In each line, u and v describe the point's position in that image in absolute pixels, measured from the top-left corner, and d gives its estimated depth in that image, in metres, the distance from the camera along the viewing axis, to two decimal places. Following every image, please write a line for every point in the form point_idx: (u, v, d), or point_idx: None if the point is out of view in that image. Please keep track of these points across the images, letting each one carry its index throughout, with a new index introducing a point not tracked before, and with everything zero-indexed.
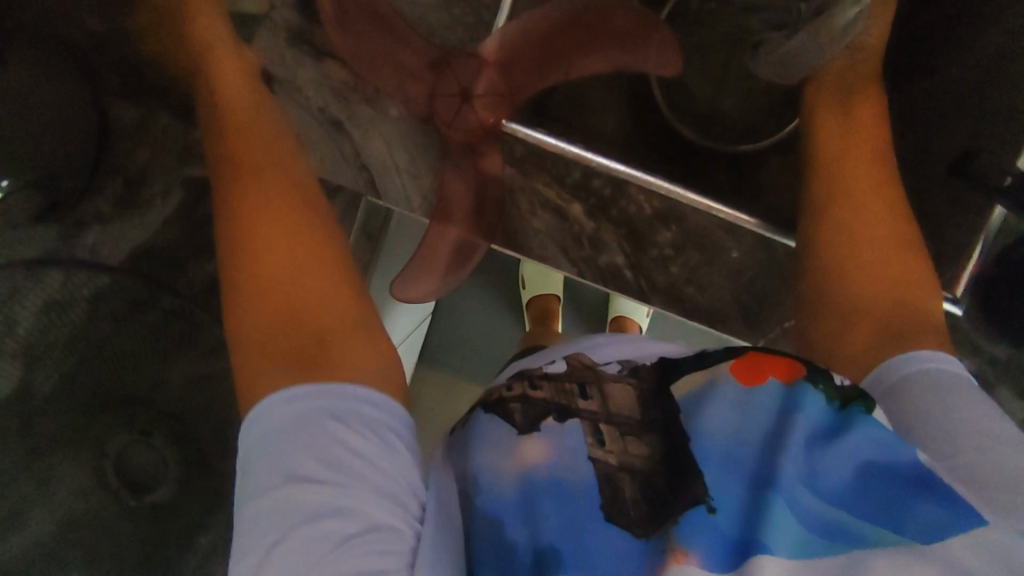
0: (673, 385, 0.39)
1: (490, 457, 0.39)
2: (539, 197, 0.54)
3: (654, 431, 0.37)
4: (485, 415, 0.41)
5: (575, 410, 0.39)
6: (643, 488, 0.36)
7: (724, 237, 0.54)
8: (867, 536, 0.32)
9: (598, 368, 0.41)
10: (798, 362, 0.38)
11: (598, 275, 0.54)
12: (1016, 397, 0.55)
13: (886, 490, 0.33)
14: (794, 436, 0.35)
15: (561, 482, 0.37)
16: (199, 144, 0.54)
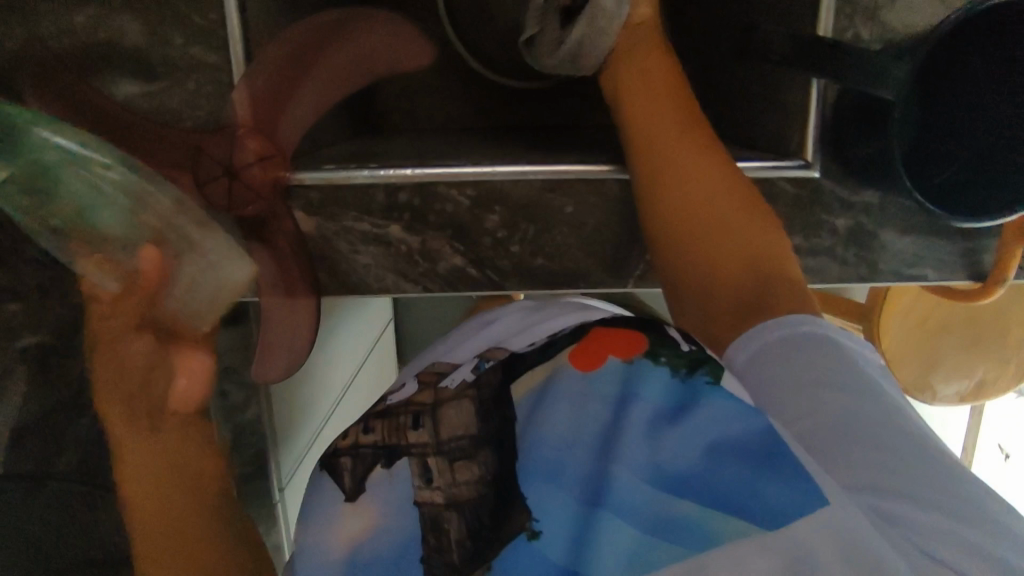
0: (514, 384, 0.41)
1: (317, 536, 0.37)
2: (355, 233, 0.51)
3: (484, 447, 0.38)
4: (322, 472, 0.41)
5: (404, 448, 0.39)
6: (468, 524, 0.35)
7: (553, 197, 0.51)
8: (702, 533, 0.31)
9: (439, 387, 0.43)
10: (642, 336, 0.39)
11: (444, 282, 0.52)
12: (905, 236, 0.51)
13: (724, 471, 0.32)
14: (631, 429, 0.35)
15: (379, 549, 0.35)
16: (17, 318, 0.52)
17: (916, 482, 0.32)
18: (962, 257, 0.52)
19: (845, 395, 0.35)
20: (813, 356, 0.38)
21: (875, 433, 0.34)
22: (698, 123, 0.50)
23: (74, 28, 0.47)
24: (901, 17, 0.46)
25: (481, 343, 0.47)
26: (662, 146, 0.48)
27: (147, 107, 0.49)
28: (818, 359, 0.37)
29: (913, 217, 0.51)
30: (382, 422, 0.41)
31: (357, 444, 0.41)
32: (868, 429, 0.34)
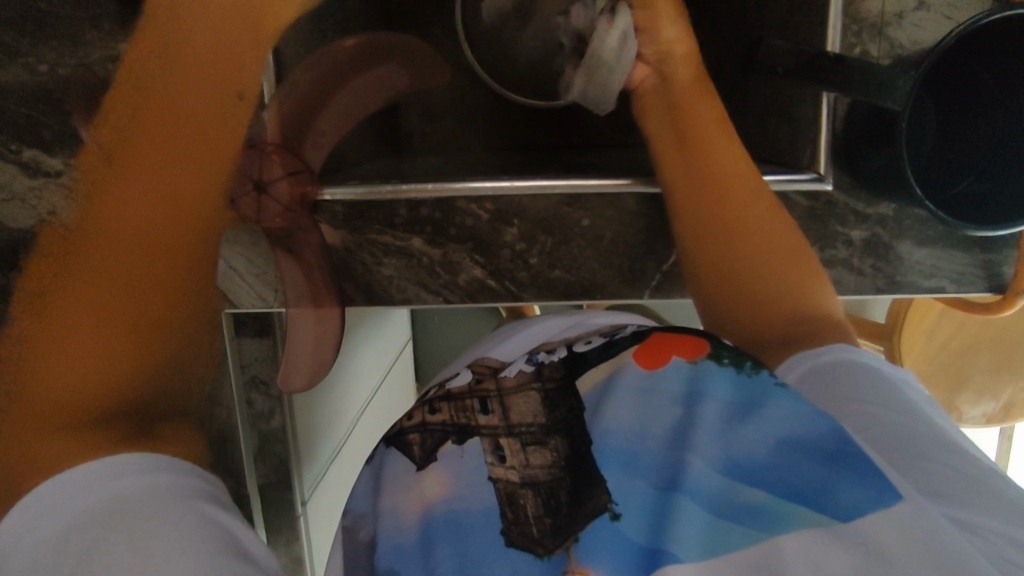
0: (578, 379, 0.41)
1: (395, 500, 0.39)
2: (379, 245, 0.53)
3: (555, 434, 0.39)
4: (387, 449, 0.42)
5: (475, 428, 0.40)
6: (545, 501, 0.36)
7: (570, 210, 0.52)
8: (783, 518, 0.32)
9: (500, 376, 0.43)
10: (704, 339, 0.39)
11: (464, 294, 0.54)
12: (921, 247, 0.52)
13: (796, 467, 0.33)
14: (701, 422, 0.36)
15: (456, 513, 0.37)
16: None
17: (979, 488, 0.33)
18: (982, 270, 0.52)
19: (903, 412, 0.36)
20: (867, 375, 0.38)
21: (935, 446, 0.34)
22: (734, 140, 0.50)
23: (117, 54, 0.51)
24: (908, 32, 0.49)
25: (529, 341, 0.48)
26: (693, 172, 0.49)
27: None
28: (872, 378, 0.38)
29: (930, 228, 0.51)
30: (448, 403, 0.42)
31: (424, 421, 0.42)
32: (926, 442, 0.34)
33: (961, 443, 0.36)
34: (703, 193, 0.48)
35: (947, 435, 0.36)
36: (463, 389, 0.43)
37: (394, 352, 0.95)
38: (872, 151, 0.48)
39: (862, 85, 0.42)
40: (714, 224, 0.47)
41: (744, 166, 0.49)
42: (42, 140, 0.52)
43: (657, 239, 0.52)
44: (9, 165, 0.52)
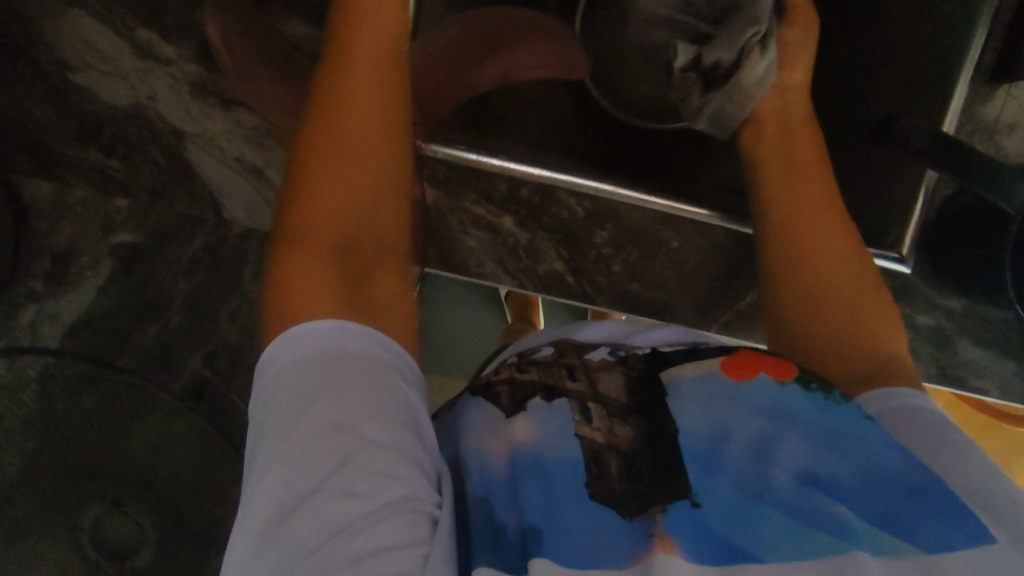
0: (662, 370, 0.39)
1: (477, 440, 0.38)
2: (470, 216, 0.53)
3: (637, 413, 0.37)
4: (472, 398, 0.41)
5: (563, 390, 0.38)
6: (627, 466, 0.34)
7: (663, 231, 0.52)
8: (869, 540, 0.30)
9: (584, 355, 0.41)
10: (790, 361, 0.37)
11: (538, 283, 0.55)
12: (978, 347, 0.54)
13: (881, 496, 0.32)
14: (787, 436, 0.35)
15: (542, 459, 0.36)
16: (122, 213, 0.55)
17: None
18: None
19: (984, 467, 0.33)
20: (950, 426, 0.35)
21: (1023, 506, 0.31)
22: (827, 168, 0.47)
23: None
24: (1017, 145, 0.52)
25: (611, 334, 0.44)
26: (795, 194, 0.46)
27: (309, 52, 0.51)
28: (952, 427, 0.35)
29: (993, 332, 0.53)
30: (537, 365, 0.41)
31: (514, 377, 0.41)
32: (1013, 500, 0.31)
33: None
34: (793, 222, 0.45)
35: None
36: (547, 359, 0.41)
37: None
38: (959, 244, 0.50)
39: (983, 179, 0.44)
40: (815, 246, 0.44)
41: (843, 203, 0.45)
42: None
43: (737, 279, 0.53)
44: (123, 41, 0.49)
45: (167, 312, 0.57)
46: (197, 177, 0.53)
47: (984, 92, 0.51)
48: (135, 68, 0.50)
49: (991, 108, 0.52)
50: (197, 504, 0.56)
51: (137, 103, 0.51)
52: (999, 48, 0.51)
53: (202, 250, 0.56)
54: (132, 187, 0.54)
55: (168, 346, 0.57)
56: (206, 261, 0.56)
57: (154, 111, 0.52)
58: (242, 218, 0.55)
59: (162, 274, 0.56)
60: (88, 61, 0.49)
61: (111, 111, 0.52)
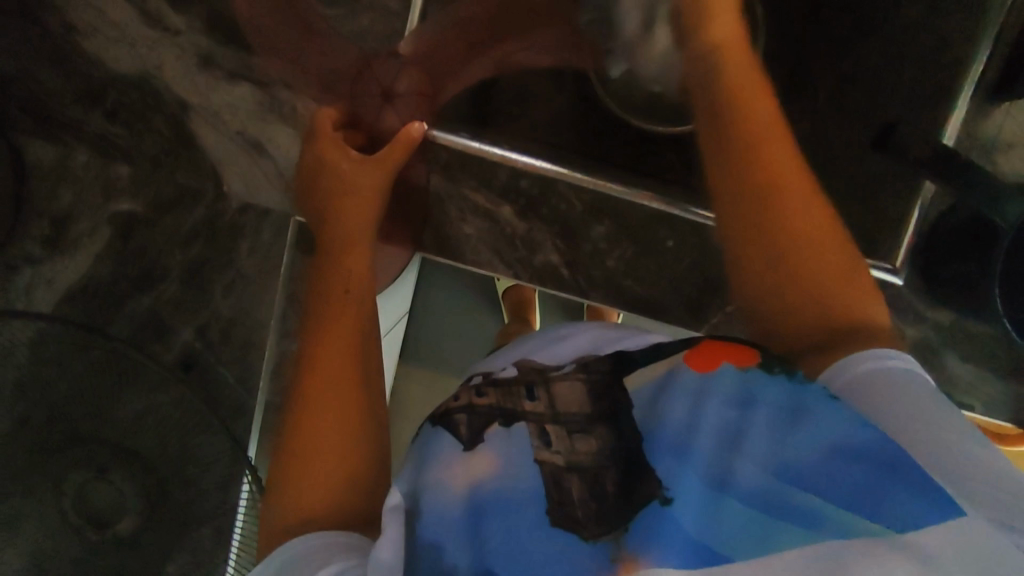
0: (627, 375, 0.38)
1: (440, 474, 0.37)
2: (469, 203, 0.54)
3: (601, 422, 0.36)
4: (433, 428, 0.40)
5: (520, 413, 0.37)
6: (591, 486, 0.33)
7: (659, 228, 0.53)
8: (844, 527, 0.29)
9: (546, 368, 0.40)
10: (754, 349, 0.37)
11: (534, 275, 0.55)
12: (965, 362, 0.54)
13: (856, 476, 0.30)
14: (755, 425, 0.33)
15: (504, 492, 0.34)
16: (122, 180, 0.55)
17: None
18: (1014, 402, 0.55)
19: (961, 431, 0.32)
20: (924, 389, 0.33)
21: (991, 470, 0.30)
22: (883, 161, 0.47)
23: None
24: (1010, 164, 0.53)
25: (576, 344, 0.43)
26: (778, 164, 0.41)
27: (320, 30, 0.52)
28: (926, 390, 0.33)
29: (979, 347, 0.54)
30: (496, 388, 0.40)
31: (471, 404, 0.40)
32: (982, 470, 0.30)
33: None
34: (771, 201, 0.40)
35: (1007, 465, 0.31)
36: (509, 378, 0.41)
37: None
38: (952, 261, 0.51)
39: (981, 197, 0.45)
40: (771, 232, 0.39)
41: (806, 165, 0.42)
42: None
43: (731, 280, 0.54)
44: (132, 9, 0.51)
45: (163, 283, 0.55)
46: (200, 148, 0.54)
47: (983, 110, 0.52)
48: (146, 37, 0.52)
49: (990, 125, 0.52)
50: (180, 476, 0.55)
51: (145, 74, 0.52)
52: (1001, 65, 0.51)
53: (200, 222, 0.55)
54: (134, 155, 0.54)
55: (159, 317, 0.56)
56: (206, 234, 0.55)
57: (161, 82, 0.53)
58: (242, 191, 0.55)
59: (160, 244, 0.55)
60: (99, 28, 0.51)
61: (119, 77, 0.53)
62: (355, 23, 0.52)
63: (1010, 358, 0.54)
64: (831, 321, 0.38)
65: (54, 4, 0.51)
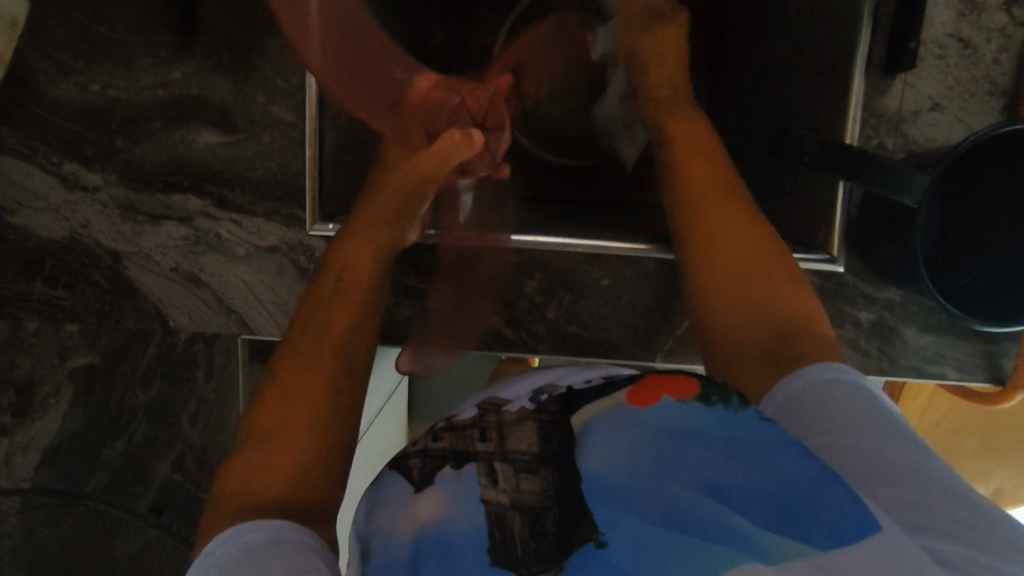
0: (573, 413, 0.40)
1: (389, 518, 0.38)
2: (401, 286, 0.54)
3: (548, 464, 0.38)
4: (389, 470, 0.41)
5: (471, 453, 0.39)
6: (532, 525, 0.36)
7: (589, 269, 0.53)
8: (765, 550, 0.32)
9: (502, 410, 0.41)
10: (692, 379, 0.40)
11: (479, 341, 0.55)
12: (925, 334, 0.53)
13: (782, 501, 0.34)
14: (688, 456, 0.37)
15: (446, 534, 0.36)
16: (73, 337, 0.56)
17: (957, 513, 0.33)
18: (984, 361, 0.54)
19: (886, 431, 0.37)
20: (856, 397, 0.39)
21: (911, 470, 0.35)
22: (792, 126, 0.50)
23: (169, 83, 0.53)
24: (921, 130, 0.51)
25: (538, 379, 0.44)
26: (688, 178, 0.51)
27: (223, 156, 0.53)
28: (856, 398, 0.39)
29: (933, 316, 0.53)
30: (450, 431, 0.41)
31: (425, 447, 0.41)
32: (905, 469, 0.35)
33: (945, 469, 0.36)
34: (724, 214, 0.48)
35: (930, 462, 0.36)
36: (467, 420, 0.41)
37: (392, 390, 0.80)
38: (886, 239, 0.49)
39: (881, 180, 0.44)
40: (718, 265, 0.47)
41: (725, 185, 0.49)
42: (85, 156, 0.53)
43: (671, 303, 0.54)
44: (51, 178, 0.54)
45: (132, 425, 0.57)
46: (141, 293, 0.55)
47: (881, 86, 0.51)
48: (68, 201, 0.54)
49: (892, 99, 0.51)
50: None
51: (74, 235, 0.55)
52: (888, 39, 0.50)
53: (154, 360, 0.56)
54: (79, 311, 0.56)
55: (136, 458, 0.57)
56: (162, 370, 0.57)
57: (90, 238, 0.55)
58: (187, 321, 0.56)
59: (123, 389, 0.57)
60: (24, 202, 0.54)
61: (49, 243, 0.55)
62: (254, 141, 0.53)
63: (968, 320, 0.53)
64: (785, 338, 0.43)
65: None
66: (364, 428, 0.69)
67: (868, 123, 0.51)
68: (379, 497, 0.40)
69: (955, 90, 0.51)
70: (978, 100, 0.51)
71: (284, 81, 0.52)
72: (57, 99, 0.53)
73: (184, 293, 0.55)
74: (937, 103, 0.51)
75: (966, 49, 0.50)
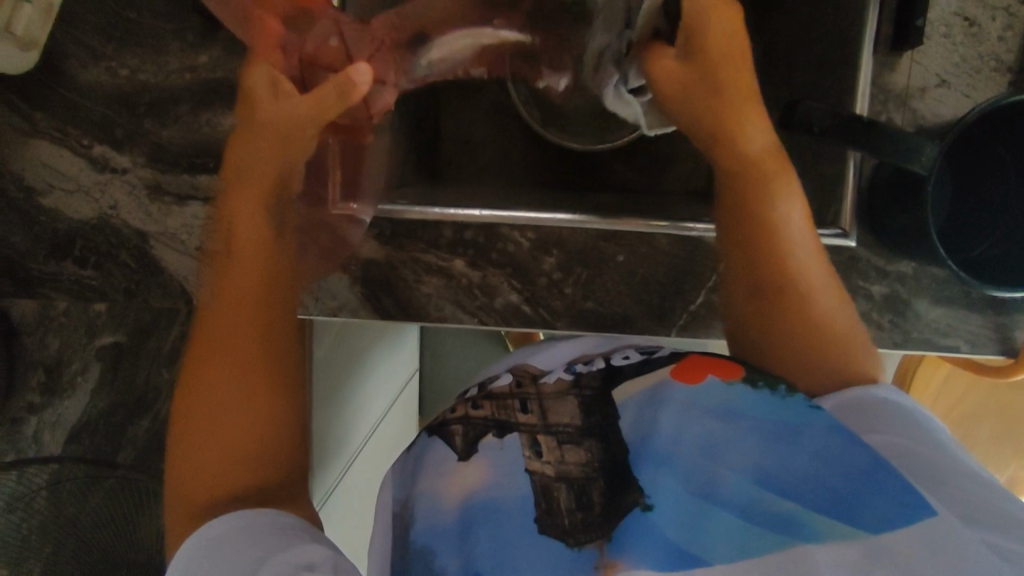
0: (613, 389, 0.45)
1: (435, 486, 0.42)
2: (421, 264, 0.55)
3: (589, 436, 0.42)
4: (431, 437, 0.45)
5: (514, 424, 0.43)
6: (577, 497, 0.39)
7: (606, 246, 0.55)
8: (815, 530, 0.36)
9: (539, 383, 0.47)
10: (738, 364, 0.44)
11: (499, 318, 0.56)
12: (937, 306, 0.54)
13: (824, 480, 0.38)
14: (737, 436, 0.41)
15: (494, 502, 0.40)
16: (101, 316, 0.58)
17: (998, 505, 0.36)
18: (996, 333, 0.55)
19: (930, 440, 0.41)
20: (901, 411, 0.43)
21: (954, 470, 0.39)
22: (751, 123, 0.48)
23: (196, 67, 0.54)
24: (929, 106, 0.52)
25: (569, 355, 0.50)
26: (744, 158, 0.50)
27: None
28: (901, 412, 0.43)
29: (945, 288, 0.54)
30: (490, 401, 0.46)
31: (468, 415, 0.45)
32: (949, 469, 0.39)
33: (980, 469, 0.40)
34: (767, 214, 0.49)
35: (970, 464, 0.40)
36: (504, 391, 0.47)
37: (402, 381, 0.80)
38: (898, 211, 0.50)
39: (892, 149, 0.45)
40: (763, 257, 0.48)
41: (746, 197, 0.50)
42: (113, 139, 0.55)
43: (688, 279, 0.55)
44: (81, 160, 0.55)
45: (158, 403, 0.58)
46: (168, 272, 0.57)
47: (889, 63, 0.52)
48: (97, 182, 0.56)
49: (899, 76, 0.52)
50: None
51: (103, 216, 0.56)
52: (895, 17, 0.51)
53: (180, 338, 0.58)
54: (108, 290, 0.57)
55: (161, 436, 0.59)
56: (187, 348, 0.58)
57: (118, 220, 0.56)
58: None
59: (149, 367, 0.58)
60: (55, 184, 0.56)
61: (79, 224, 0.56)
62: None
63: (980, 292, 0.54)
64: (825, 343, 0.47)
65: (12, 172, 0.56)
66: (377, 414, 0.70)
67: (879, 100, 0.53)
68: (425, 464, 0.43)
69: (962, 67, 0.52)
70: (985, 76, 0.52)
71: None
72: (88, 84, 0.55)
73: (208, 272, 0.56)
74: (944, 80, 0.52)
75: (971, 27, 0.51)
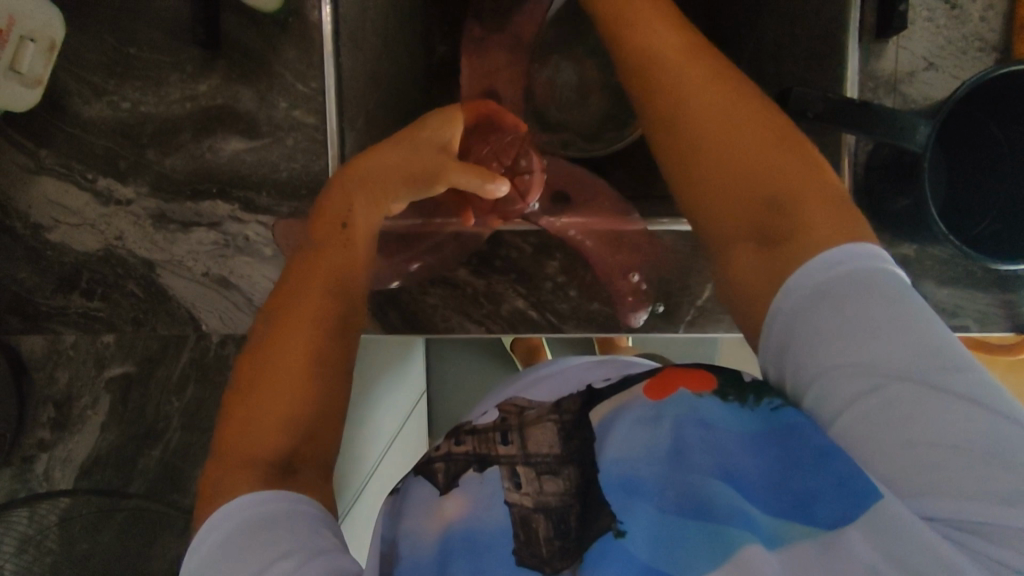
0: (592, 411, 0.38)
1: (417, 516, 0.36)
2: (427, 276, 0.55)
3: (569, 464, 0.36)
4: (415, 476, 0.40)
5: (494, 457, 0.37)
6: (556, 524, 0.33)
7: (604, 251, 0.55)
8: (774, 537, 0.29)
9: (523, 412, 0.40)
10: (711, 373, 0.37)
11: (506, 324, 0.56)
12: (943, 287, 0.54)
13: (797, 481, 0.31)
14: (702, 443, 0.33)
15: (473, 531, 0.34)
16: (109, 347, 0.58)
17: (958, 462, 0.26)
18: (1004, 310, 0.54)
19: (898, 346, 0.29)
20: (850, 295, 0.30)
21: (908, 406, 0.28)
22: (740, 90, 0.39)
23: (197, 95, 0.55)
24: (918, 89, 0.53)
25: (573, 379, 0.42)
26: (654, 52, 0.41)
27: (248, 161, 0.55)
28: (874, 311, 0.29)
29: (949, 268, 0.54)
30: (472, 436, 0.40)
31: (450, 451, 0.40)
32: (896, 405, 0.28)
33: (965, 391, 0.27)
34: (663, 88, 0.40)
35: (946, 384, 0.28)
36: (490, 423, 0.40)
37: (409, 403, 0.80)
38: (895, 193, 0.50)
39: (885, 128, 0.45)
40: (696, 124, 0.38)
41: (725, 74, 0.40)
42: (118, 171, 0.56)
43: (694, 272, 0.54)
44: (86, 193, 0.56)
45: (168, 431, 0.58)
46: (173, 299, 0.57)
47: (875, 50, 0.53)
48: (102, 215, 0.56)
49: (887, 61, 0.53)
50: None
51: (109, 248, 0.57)
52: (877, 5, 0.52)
53: (188, 365, 0.58)
54: (115, 321, 0.57)
55: (172, 466, 0.58)
56: (195, 375, 0.58)
57: (124, 250, 0.57)
58: (218, 324, 0.57)
59: (158, 396, 0.58)
60: (61, 219, 0.57)
61: (87, 256, 0.57)
62: (279, 144, 0.55)
63: (986, 270, 0.54)
64: (756, 217, 0.36)
65: (18, 209, 0.57)
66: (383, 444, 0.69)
67: (867, 86, 0.53)
68: (404, 506, 0.38)
69: (947, 49, 0.53)
70: (970, 57, 0.53)
71: (304, 86, 0.55)
72: (91, 119, 0.56)
73: (213, 296, 0.57)
74: (932, 63, 0.53)
75: (954, 10, 0.53)
